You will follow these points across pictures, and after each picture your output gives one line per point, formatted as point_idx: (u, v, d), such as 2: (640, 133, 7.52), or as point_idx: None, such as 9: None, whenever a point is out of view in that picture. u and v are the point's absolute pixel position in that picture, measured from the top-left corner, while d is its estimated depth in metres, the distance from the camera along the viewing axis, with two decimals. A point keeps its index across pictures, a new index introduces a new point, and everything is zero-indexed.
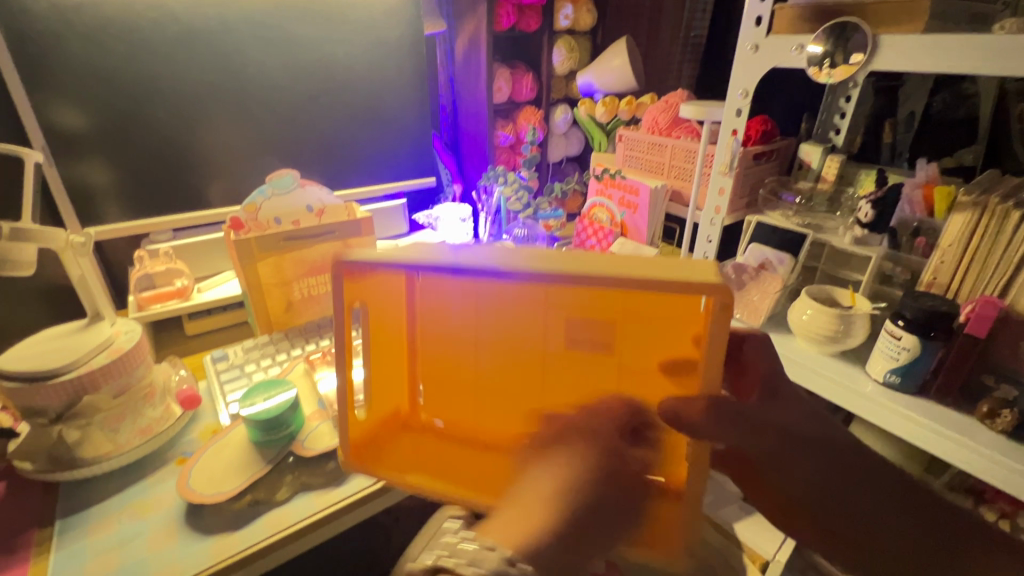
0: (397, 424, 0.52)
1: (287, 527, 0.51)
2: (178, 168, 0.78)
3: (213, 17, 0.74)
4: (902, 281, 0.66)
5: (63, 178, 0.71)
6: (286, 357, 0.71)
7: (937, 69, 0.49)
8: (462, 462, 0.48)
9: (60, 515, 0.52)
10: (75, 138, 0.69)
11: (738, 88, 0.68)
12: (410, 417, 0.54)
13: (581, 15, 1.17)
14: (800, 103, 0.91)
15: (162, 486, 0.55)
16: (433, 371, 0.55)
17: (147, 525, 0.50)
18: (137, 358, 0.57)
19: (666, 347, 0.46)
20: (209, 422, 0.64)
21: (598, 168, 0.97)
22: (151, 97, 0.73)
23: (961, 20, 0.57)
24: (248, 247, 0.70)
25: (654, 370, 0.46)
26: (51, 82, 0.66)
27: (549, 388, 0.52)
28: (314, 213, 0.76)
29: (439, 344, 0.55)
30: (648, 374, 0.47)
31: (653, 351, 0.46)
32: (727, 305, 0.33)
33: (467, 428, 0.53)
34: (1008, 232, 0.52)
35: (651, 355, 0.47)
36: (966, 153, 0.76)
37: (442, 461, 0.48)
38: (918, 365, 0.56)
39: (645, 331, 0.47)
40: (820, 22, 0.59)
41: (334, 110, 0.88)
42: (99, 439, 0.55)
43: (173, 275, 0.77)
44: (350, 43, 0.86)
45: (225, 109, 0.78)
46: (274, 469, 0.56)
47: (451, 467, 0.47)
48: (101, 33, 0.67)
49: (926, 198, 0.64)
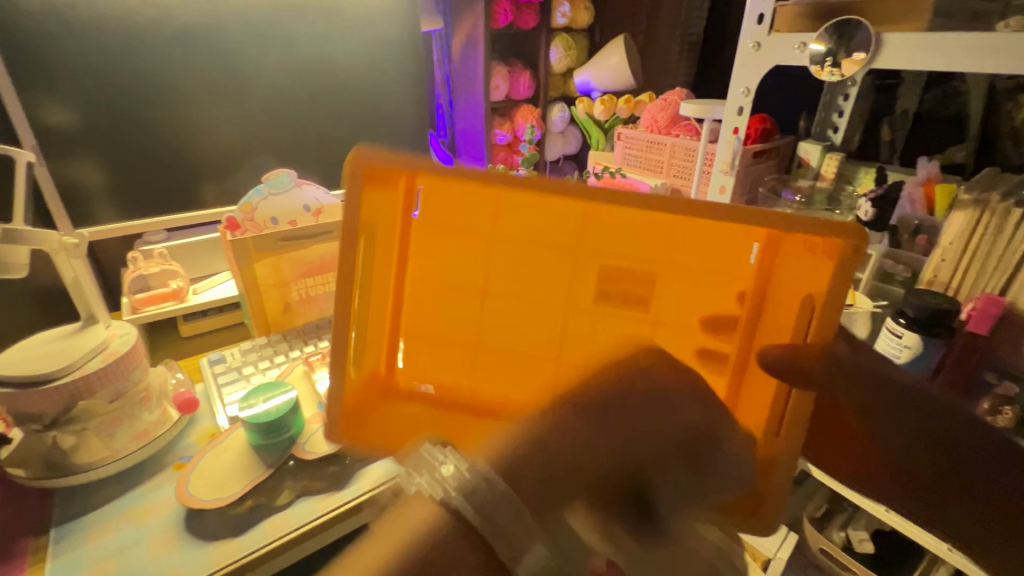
0: (378, 387, 0.50)
1: (288, 533, 0.50)
2: (172, 167, 0.76)
3: (207, 15, 0.72)
4: (903, 279, 0.65)
5: (53, 178, 0.69)
6: (285, 359, 0.71)
7: (940, 68, 0.49)
8: (456, 428, 0.47)
9: (55, 523, 0.50)
10: (65, 137, 0.68)
11: (740, 86, 0.67)
12: (390, 380, 0.51)
13: (580, 12, 1.17)
14: (799, 101, 0.92)
15: (161, 491, 0.54)
16: (427, 328, 0.53)
17: (145, 532, 0.49)
18: (133, 361, 0.56)
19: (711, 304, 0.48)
20: (208, 426, 0.63)
21: (598, 167, 1.00)
22: (144, 94, 0.71)
23: (963, 17, 0.57)
24: (245, 247, 0.69)
25: (695, 326, 0.49)
26: (42, 79, 0.65)
27: (566, 348, 0.52)
28: (311, 213, 0.75)
29: (437, 295, 0.52)
30: (685, 328, 0.49)
31: (693, 309, 0.49)
32: (856, 246, 0.34)
33: (461, 390, 0.51)
34: (1008, 231, 0.52)
35: (692, 312, 0.49)
36: (957, 150, 0.76)
37: (433, 424, 0.47)
38: (919, 364, 0.57)
39: (683, 284, 0.48)
40: (824, 20, 0.59)
41: (333, 109, 0.88)
42: (95, 445, 0.54)
43: (169, 276, 0.76)
44: (347, 40, 0.85)
45: (221, 107, 0.77)
46: (275, 474, 0.55)
47: (450, 433, 0.46)
48: (92, 30, 0.65)
49: (926, 197, 0.66)
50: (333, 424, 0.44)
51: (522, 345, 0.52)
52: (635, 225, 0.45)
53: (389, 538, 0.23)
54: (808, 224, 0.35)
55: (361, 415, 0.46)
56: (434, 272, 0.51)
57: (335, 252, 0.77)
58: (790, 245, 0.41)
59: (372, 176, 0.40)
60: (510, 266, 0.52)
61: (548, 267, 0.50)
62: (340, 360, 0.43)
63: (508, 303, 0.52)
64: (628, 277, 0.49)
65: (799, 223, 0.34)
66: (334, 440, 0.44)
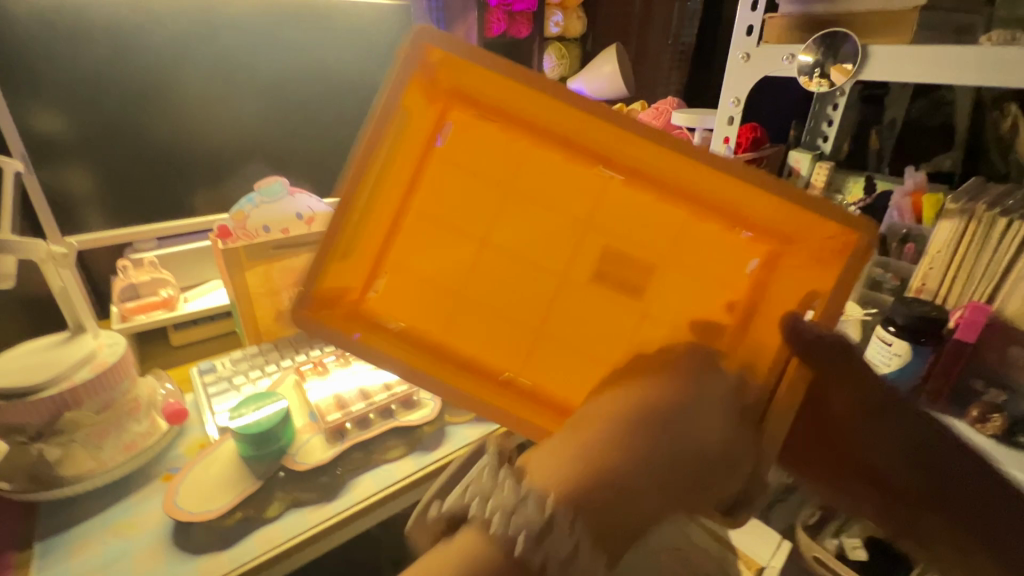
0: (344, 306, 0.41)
1: (278, 545, 0.49)
2: (162, 175, 0.76)
3: (200, 23, 0.72)
4: (892, 287, 0.66)
5: (42, 186, 0.68)
6: (276, 368, 0.70)
7: (924, 80, 0.50)
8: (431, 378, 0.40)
9: (39, 537, 0.50)
10: (55, 145, 0.68)
11: (730, 96, 0.68)
12: (359, 305, 0.43)
13: (572, 22, 1.18)
14: (788, 110, 0.93)
15: (149, 503, 0.53)
16: (424, 269, 0.46)
17: (132, 546, 0.49)
18: (120, 372, 0.55)
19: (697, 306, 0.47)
20: (197, 436, 0.62)
21: None
22: (135, 102, 0.71)
23: (946, 30, 0.58)
24: (236, 257, 0.68)
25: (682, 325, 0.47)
26: (32, 87, 0.64)
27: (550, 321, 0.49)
28: (303, 221, 0.74)
29: (441, 238, 0.45)
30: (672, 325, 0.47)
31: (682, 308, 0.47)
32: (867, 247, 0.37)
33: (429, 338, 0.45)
34: (994, 239, 0.53)
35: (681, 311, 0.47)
36: (944, 158, 0.78)
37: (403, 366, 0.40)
38: (909, 372, 0.57)
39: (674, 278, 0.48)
40: (812, 32, 0.60)
41: (326, 116, 0.88)
42: (81, 456, 0.53)
43: (158, 285, 0.76)
44: (340, 48, 0.86)
45: (213, 114, 0.77)
46: (264, 485, 0.55)
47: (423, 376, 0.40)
48: (83, 37, 0.65)
49: (914, 206, 0.66)
50: (304, 302, 0.37)
51: (505, 314, 0.48)
52: (654, 209, 0.45)
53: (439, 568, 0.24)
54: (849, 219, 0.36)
55: (339, 312, 0.40)
56: (432, 213, 0.44)
57: None
58: (795, 257, 0.42)
59: (435, 78, 0.37)
60: (520, 223, 0.47)
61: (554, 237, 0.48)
62: (334, 240, 0.37)
63: (503, 270, 0.48)
64: (629, 263, 0.47)
65: (835, 214, 0.37)
66: (296, 323, 0.37)
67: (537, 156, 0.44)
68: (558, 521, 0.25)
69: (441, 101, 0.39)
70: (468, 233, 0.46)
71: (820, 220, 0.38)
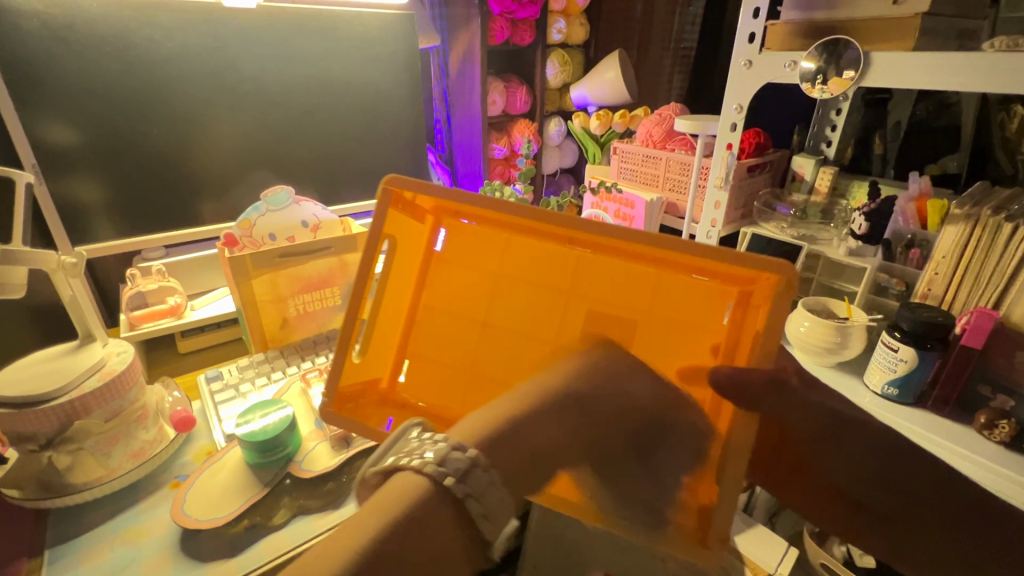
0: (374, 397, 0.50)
1: (287, 552, 0.49)
2: (169, 184, 0.77)
3: (208, 36, 0.74)
4: (897, 293, 0.65)
5: (52, 197, 0.69)
6: (282, 375, 0.71)
7: (929, 87, 0.50)
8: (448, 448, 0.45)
9: (49, 545, 0.50)
10: (65, 155, 0.68)
11: (733, 103, 0.68)
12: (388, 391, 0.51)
13: (574, 29, 1.19)
14: (792, 115, 0.93)
15: (156, 511, 0.54)
16: (431, 351, 0.54)
17: (141, 552, 0.49)
18: (129, 380, 0.56)
19: (686, 353, 0.47)
20: (204, 443, 0.63)
21: (593, 181, 0.96)
22: (142, 113, 0.72)
23: (950, 36, 0.58)
24: (243, 265, 0.69)
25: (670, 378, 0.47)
26: (43, 99, 0.65)
27: None
28: (309, 229, 0.76)
29: (443, 323, 0.54)
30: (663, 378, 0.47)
31: (673, 358, 0.47)
32: (790, 282, 0.35)
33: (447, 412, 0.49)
34: (999, 244, 0.53)
35: (669, 362, 0.48)
36: (950, 160, 0.78)
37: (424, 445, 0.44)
38: (915, 377, 0.57)
39: (661, 330, 0.49)
40: (814, 39, 0.61)
41: (331, 124, 0.88)
42: (91, 464, 0.54)
43: (166, 293, 0.77)
44: (346, 57, 0.87)
45: (218, 122, 0.77)
46: (271, 492, 0.55)
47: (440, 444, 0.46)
48: (93, 51, 0.66)
49: (919, 211, 0.67)
50: (330, 399, 0.44)
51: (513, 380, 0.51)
52: (619, 274, 0.49)
53: (382, 508, 0.25)
54: (758, 263, 0.35)
55: (354, 403, 0.47)
56: (438, 305, 0.55)
57: (334, 268, 0.77)
58: (757, 293, 0.40)
59: (412, 202, 0.47)
60: (513, 304, 0.53)
61: (542, 308, 0.52)
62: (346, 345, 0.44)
63: (506, 340, 0.53)
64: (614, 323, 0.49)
65: (746, 261, 0.36)
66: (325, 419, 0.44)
67: (510, 247, 0.51)
68: (479, 462, 0.26)
69: (431, 217, 0.52)
70: (469, 316, 0.54)
71: (753, 269, 0.37)
